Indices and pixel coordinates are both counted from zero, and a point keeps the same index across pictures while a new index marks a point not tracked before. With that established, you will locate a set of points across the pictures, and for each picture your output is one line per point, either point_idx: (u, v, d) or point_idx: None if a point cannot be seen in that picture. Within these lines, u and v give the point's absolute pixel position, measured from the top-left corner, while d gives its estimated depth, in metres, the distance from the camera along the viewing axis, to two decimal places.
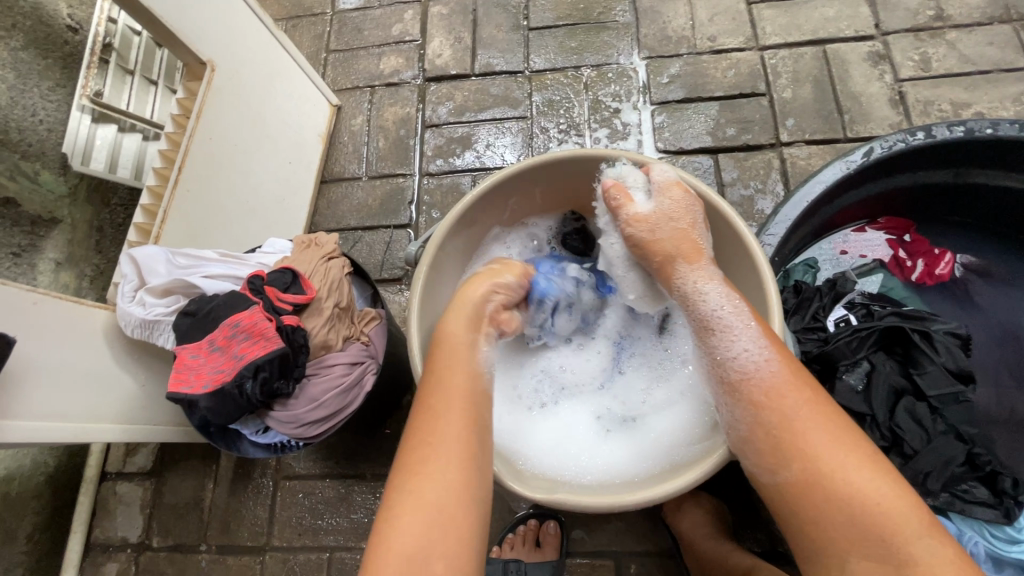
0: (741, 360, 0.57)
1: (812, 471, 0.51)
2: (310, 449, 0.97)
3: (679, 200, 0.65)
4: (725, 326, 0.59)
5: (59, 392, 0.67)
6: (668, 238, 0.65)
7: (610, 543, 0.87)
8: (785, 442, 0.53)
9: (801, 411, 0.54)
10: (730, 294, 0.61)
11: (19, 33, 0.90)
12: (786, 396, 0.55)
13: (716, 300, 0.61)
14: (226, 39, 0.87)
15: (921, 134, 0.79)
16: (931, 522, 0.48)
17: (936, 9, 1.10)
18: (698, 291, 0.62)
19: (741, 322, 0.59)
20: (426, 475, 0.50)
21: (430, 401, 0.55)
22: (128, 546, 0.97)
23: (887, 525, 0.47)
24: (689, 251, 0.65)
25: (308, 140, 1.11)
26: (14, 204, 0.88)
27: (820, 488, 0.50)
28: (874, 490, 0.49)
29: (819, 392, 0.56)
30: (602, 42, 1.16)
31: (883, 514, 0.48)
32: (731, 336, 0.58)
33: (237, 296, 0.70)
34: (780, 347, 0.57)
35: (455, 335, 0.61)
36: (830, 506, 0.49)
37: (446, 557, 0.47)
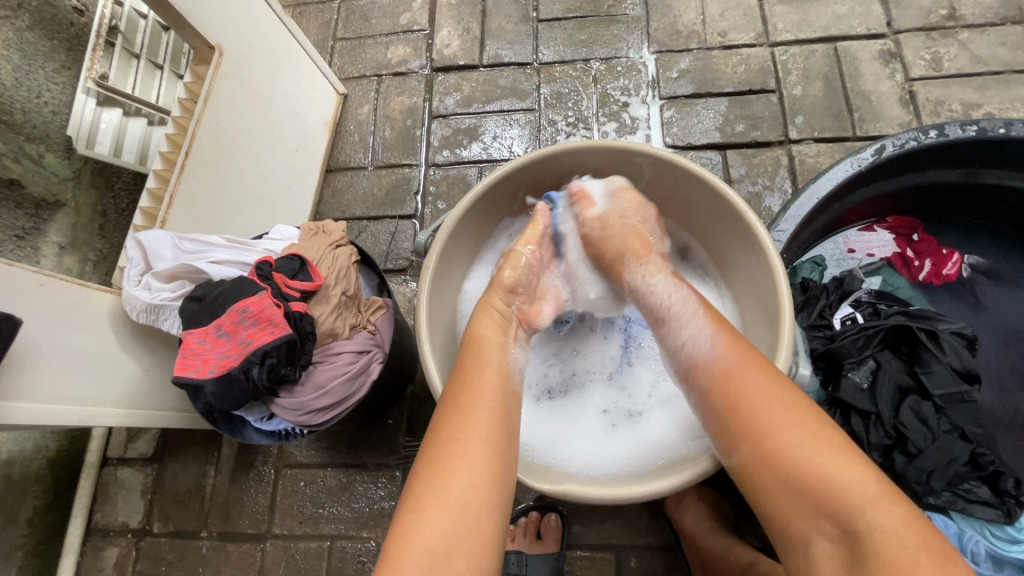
0: (688, 349, 0.59)
1: (765, 452, 0.50)
2: (311, 438, 0.97)
3: (631, 201, 0.72)
4: (674, 316, 0.63)
5: (63, 375, 0.66)
6: (617, 235, 0.71)
7: (610, 536, 0.87)
8: (740, 425, 0.52)
9: (750, 373, 0.53)
10: (677, 285, 0.65)
11: (25, 13, 0.89)
12: (734, 374, 0.54)
13: (664, 292, 0.65)
14: (234, 23, 0.86)
15: (933, 132, 0.79)
16: (887, 491, 0.46)
17: (949, 9, 1.09)
18: (647, 284, 0.67)
19: (686, 312, 0.62)
20: (451, 470, 0.50)
21: (461, 397, 0.55)
22: (129, 531, 0.97)
23: (839, 498, 0.46)
24: (638, 247, 0.70)
25: (314, 129, 1.10)
26: (18, 185, 0.87)
27: (773, 471, 0.49)
28: (834, 470, 0.47)
29: (771, 370, 0.54)
30: (611, 36, 1.15)
31: (842, 492, 0.46)
32: (680, 325, 0.61)
33: (245, 281, 0.69)
34: (728, 335, 0.57)
35: (482, 337, 0.62)
36: (784, 478, 0.49)
37: (468, 556, 0.46)
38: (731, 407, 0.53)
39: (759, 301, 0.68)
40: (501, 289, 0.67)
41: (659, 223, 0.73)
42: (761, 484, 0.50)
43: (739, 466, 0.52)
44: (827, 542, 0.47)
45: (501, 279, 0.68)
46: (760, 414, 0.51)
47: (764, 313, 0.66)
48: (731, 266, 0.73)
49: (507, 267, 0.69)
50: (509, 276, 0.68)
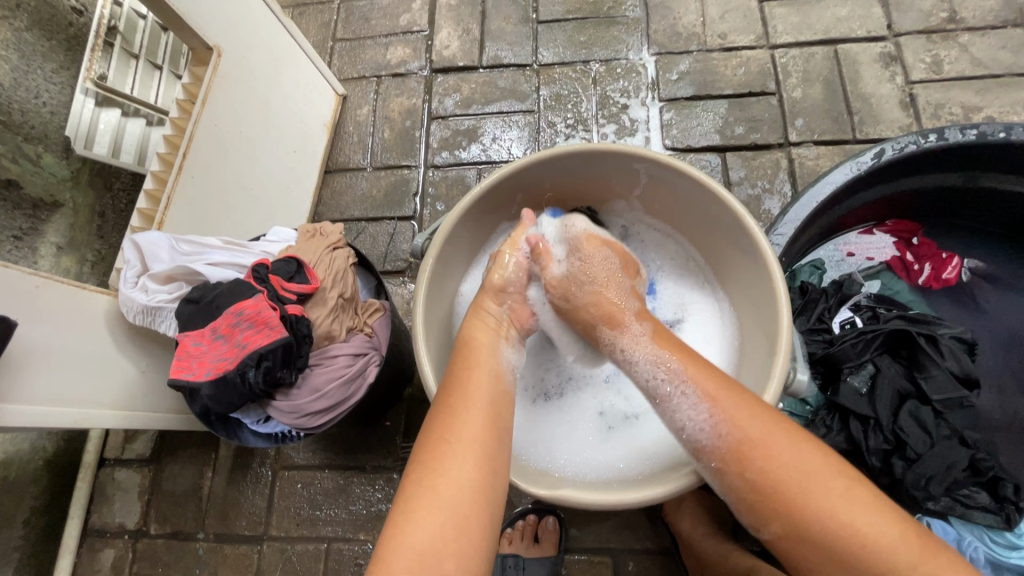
0: (688, 432, 0.56)
1: (800, 523, 0.49)
2: (309, 439, 0.96)
3: (591, 258, 0.70)
4: (664, 396, 0.59)
5: (59, 376, 0.66)
6: (586, 304, 0.68)
7: (608, 539, 0.87)
8: (772, 499, 0.50)
9: (769, 440, 0.52)
10: (659, 355, 0.61)
11: (23, 14, 0.89)
12: (756, 443, 0.52)
13: (648, 371, 0.61)
14: (233, 25, 0.86)
15: (933, 136, 0.78)
16: (921, 541, 0.47)
17: (950, 11, 1.09)
18: (628, 358, 0.64)
19: (676, 387, 0.58)
20: (442, 471, 0.50)
21: (452, 397, 0.55)
22: (125, 532, 0.97)
23: (880, 557, 0.47)
24: (611, 312, 0.67)
25: (312, 129, 1.10)
26: (16, 186, 0.87)
27: (810, 539, 0.49)
28: (871, 530, 0.47)
29: (788, 428, 0.53)
30: (611, 37, 1.15)
31: (882, 552, 0.47)
32: (675, 406, 0.58)
33: (242, 283, 0.69)
34: (723, 402, 0.55)
35: (475, 339, 0.62)
36: (828, 549, 0.48)
37: (457, 557, 0.46)
38: (755, 480, 0.51)
39: (756, 306, 0.67)
40: (491, 291, 0.67)
41: (625, 275, 0.71)
42: (797, 553, 0.50)
43: (776, 537, 0.51)
44: None
45: (492, 281, 0.68)
46: (790, 478, 0.50)
47: (761, 316, 0.66)
48: (728, 270, 0.73)
49: (497, 271, 0.69)
50: (500, 277, 0.68)
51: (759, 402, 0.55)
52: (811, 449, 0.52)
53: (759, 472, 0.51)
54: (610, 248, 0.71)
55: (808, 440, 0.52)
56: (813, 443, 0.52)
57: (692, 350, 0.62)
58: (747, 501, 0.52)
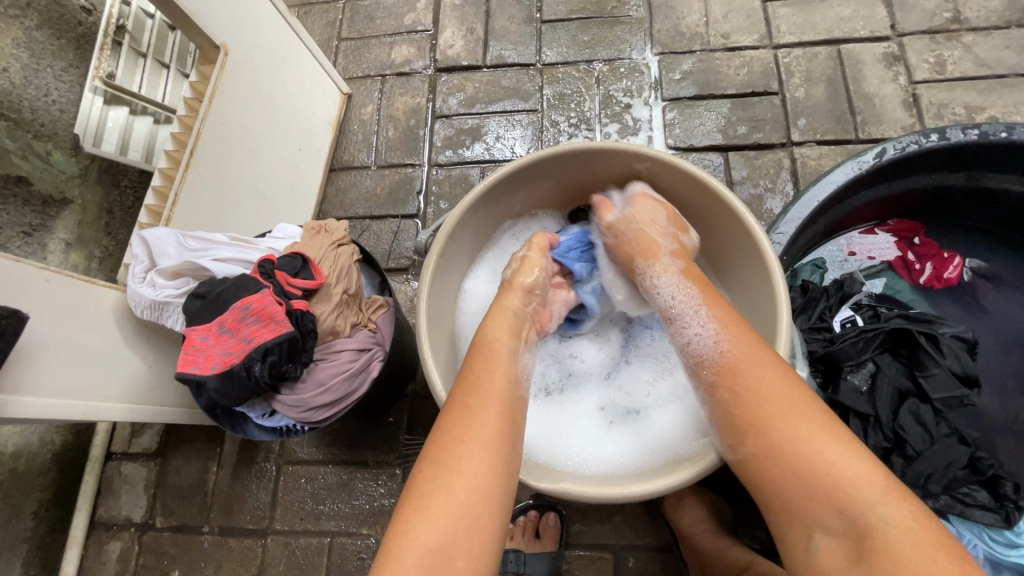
0: (693, 346, 0.61)
1: (770, 443, 0.51)
2: (313, 434, 0.97)
3: (643, 206, 0.72)
4: (678, 315, 0.64)
5: (69, 370, 0.67)
6: (630, 240, 0.71)
7: (608, 536, 0.88)
8: (747, 420, 0.54)
9: (756, 365, 0.55)
10: (682, 285, 0.66)
11: (34, 13, 0.90)
12: (743, 369, 0.56)
13: (670, 293, 0.66)
14: (239, 25, 0.87)
15: (935, 136, 0.79)
16: (895, 489, 0.47)
17: (953, 12, 1.09)
18: (654, 287, 0.68)
19: (690, 310, 0.63)
20: (457, 471, 0.50)
21: (469, 398, 0.55)
22: (132, 525, 0.98)
23: (843, 488, 0.47)
24: (647, 245, 0.70)
25: (317, 128, 1.11)
26: (26, 182, 0.88)
27: (777, 462, 0.51)
28: (839, 462, 0.48)
29: (778, 363, 0.56)
30: (614, 37, 1.16)
31: (846, 484, 0.47)
32: (683, 325, 0.63)
33: (248, 279, 0.70)
34: (734, 328, 0.59)
35: (495, 340, 0.62)
36: (791, 471, 0.50)
37: (468, 556, 0.47)
38: (738, 396, 0.55)
39: (755, 303, 0.68)
40: (520, 290, 0.68)
41: (671, 224, 0.71)
42: (765, 480, 0.52)
43: (745, 459, 0.53)
44: (831, 535, 0.47)
45: (519, 282, 0.69)
46: (766, 397, 0.53)
47: (761, 317, 0.66)
48: (730, 270, 0.74)
49: (520, 272, 0.71)
50: (526, 279, 0.70)
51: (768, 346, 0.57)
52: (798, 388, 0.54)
53: (744, 389, 0.55)
54: (665, 206, 0.72)
55: (795, 380, 0.54)
56: (813, 406, 0.52)
57: (713, 286, 0.65)
58: (743, 460, 0.54)
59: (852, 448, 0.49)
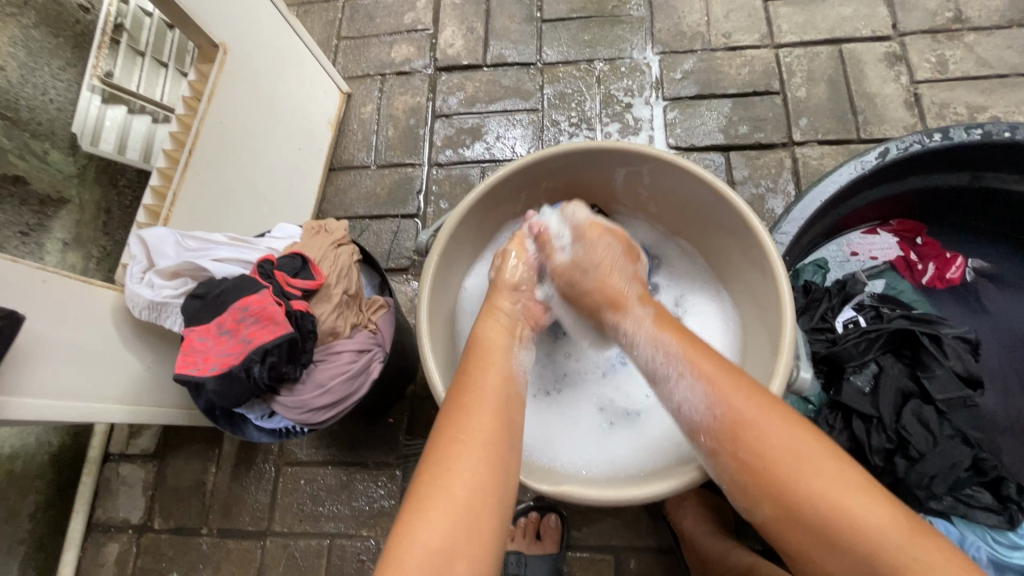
0: (685, 412, 0.57)
1: (791, 505, 0.49)
2: (312, 435, 0.97)
3: (598, 244, 0.69)
4: (664, 377, 0.59)
5: (66, 371, 0.67)
6: (591, 290, 0.68)
7: (610, 537, 0.87)
8: (760, 479, 0.51)
9: (759, 423, 0.52)
10: (657, 336, 0.61)
11: (31, 11, 0.89)
12: (746, 430, 0.52)
13: (648, 350, 0.62)
14: (238, 23, 0.86)
15: (938, 135, 0.78)
16: (916, 532, 0.46)
17: (955, 11, 1.08)
18: (631, 341, 0.64)
19: (675, 370, 0.58)
20: (454, 471, 0.50)
21: (466, 398, 0.55)
22: (130, 527, 0.97)
23: (871, 543, 0.46)
24: (616, 297, 0.67)
25: (317, 127, 1.10)
26: (23, 182, 0.87)
27: (799, 522, 0.49)
28: (863, 514, 0.47)
29: (785, 415, 0.52)
30: (615, 36, 1.15)
31: (873, 537, 0.46)
32: (671, 387, 0.58)
33: (247, 279, 0.69)
34: (720, 387, 0.55)
35: (491, 339, 0.62)
36: (816, 528, 0.48)
37: (468, 558, 0.47)
38: (743, 459, 0.51)
39: (760, 305, 0.67)
40: (507, 289, 0.68)
41: (626, 258, 0.70)
42: (789, 538, 0.50)
43: (767, 520, 0.51)
44: None
45: (505, 280, 0.69)
46: (775, 450, 0.50)
47: (765, 319, 0.66)
48: (733, 271, 0.73)
49: (501, 270, 0.70)
50: (510, 275, 0.69)
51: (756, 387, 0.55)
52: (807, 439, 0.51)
53: (748, 451, 0.51)
54: (614, 237, 0.70)
55: (805, 433, 0.51)
56: (825, 454, 0.50)
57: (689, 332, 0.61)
58: (765, 520, 0.51)
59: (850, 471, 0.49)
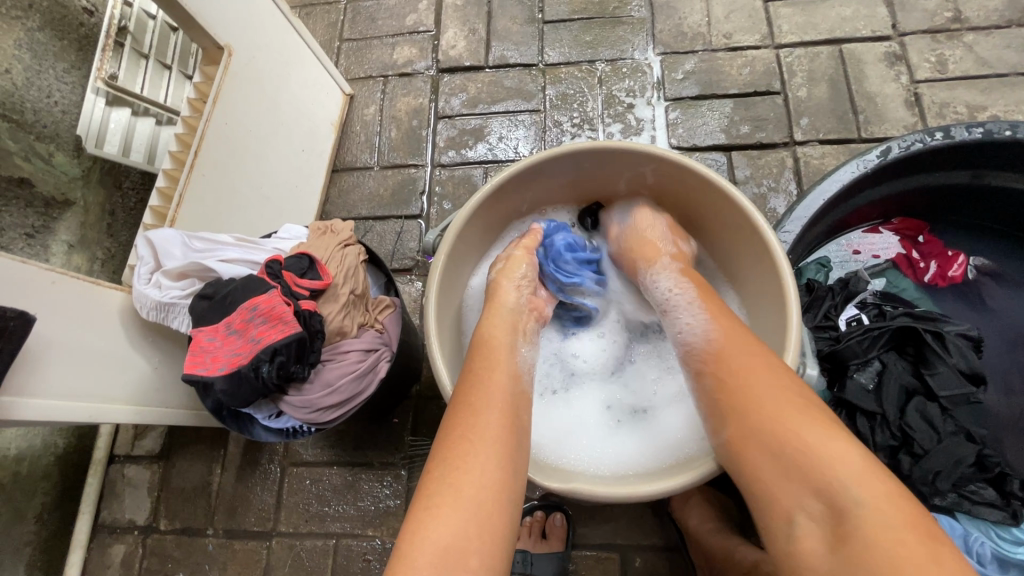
0: (685, 336, 0.64)
1: (751, 427, 0.54)
2: (318, 436, 0.97)
3: (644, 217, 0.77)
4: (674, 307, 0.67)
5: (74, 372, 0.67)
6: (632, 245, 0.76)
7: (615, 535, 0.88)
8: (733, 406, 0.56)
9: (740, 354, 0.58)
10: (679, 281, 0.69)
11: (36, 14, 0.90)
12: (728, 356, 0.59)
13: (667, 289, 0.70)
14: (243, 26, 0.87)
15: (939, 135, 0.79)
16: (871, 466, 0.49)
17: (954, 11, 1.09)
18: (654, 282, 0.72)
19: (684, 302, 0.66)
20: (463, 468, 0.50)
21: (471, 397, 0.55)
22: (136, 528, 0.97)
23: (819, 466, 0.49)
24: (648, 249, 0.74)
25: (320, 129, 1.10)
26: (29, 184, 0.88)
27: (760, 446, 0.53)
28: (819, 444, 0.50)
29: (765, 352, 0.58)
30: (617, 37, 1.16)
31: (824, 464, 0.49)
32: (677, 315, 0.67)
33: (255, 279, 0.70)
34: (720, 318, 0.62)
35: (494, 338, 0.62)
36: (774, 452, 0.52)
37: (480, 553, 0.47)
38: (722, 383, 0.58)
39: (766, 300, 0.68)
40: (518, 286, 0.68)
41: (672, 232, 0.76)
42: (749, 462, 0.54)
43: (730, 444, 0.56)
44: (811, 518, 0.49)
45: (504, 281, 0.70)
46: (748, 378, 0.56)
47: (770, 316, 0.67)
48: (737, 268, 0.74)
49: (505, 273, 0.71)
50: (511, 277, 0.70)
51: (752, 334, 0.60)
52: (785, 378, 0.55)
53: (728, 377, 0.58)
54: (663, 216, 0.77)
55: (783, 372, 0.56)
56: (794, 390, 0.54)
57: (711, 289, 0.68)
58: (727, 447, 0.56)
59: (831, 430, 0.51)
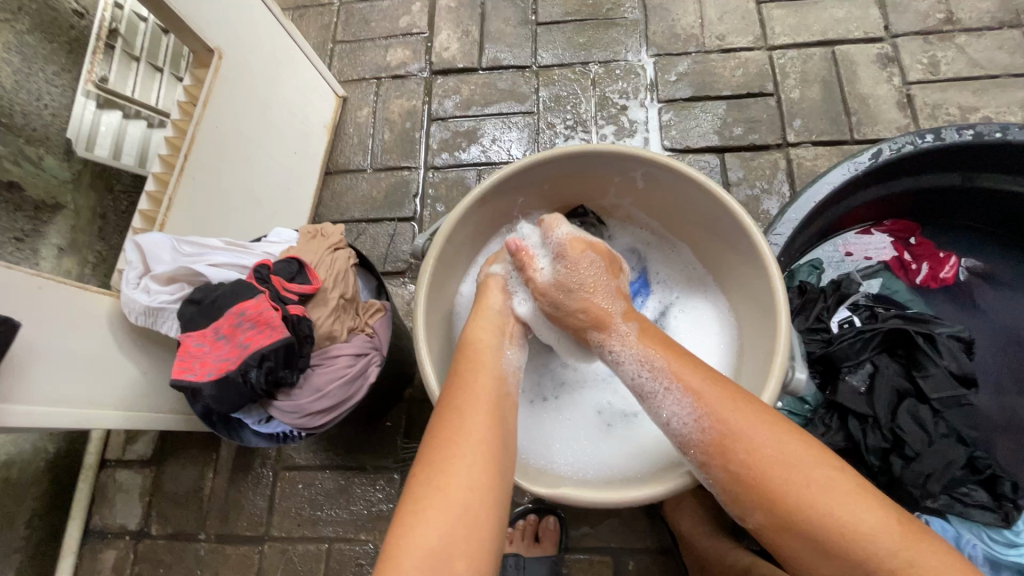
0: (672, 426, 0.57)
1: (788, 515, 0.49)
2: (310, 440, 0.97)
3: (579, 261, 0.67)
4: (650, 392, 0.59)
5: (62, 378, 0.66)
6: (573, 308, 0.66)
7: (608, 538, 0.87)
8: (755, 493, 0.51)
9: (747, 439, 0.52)
10: (646, 355, 0.61)
11: (25, 17, 0.89)
12: (736, 444, 0.52)
13: (635, 368, 0.61)
14: (233, 28, 0.86)
15: (930, 136, 0.79)
16: (904, 528, 0.47)
17: (947, 13, 1.09)
18: (617, 358, 0.63)
19: (662, 387, 0.58)
20: (450, 472, 0.50)
21: (458, 400, 0.55)
22: (127, 533, 0.97)
23: (861, 548, 0.47)
24: (600, 316, 0.65)
25: (313, 131, 1.10)
26: (18, 188, 0.87)
27: (800, 534, 0.49)
28: (857, 521, 0.47)
29: (772, 423, 0.52)
30: (610, 39, 1.16)
31: (866, 543, 0.47)
32: (659, 404, 0.58)
33: (243, 284, 0.69)
34: (704, 400, 0.55)
35: (480, 340, 0.63)
36: (814, 538, 0.48)
37: (467, 557, 0.47)
38: (735, 472, 0.52)
39: (755, 305, 0.68)
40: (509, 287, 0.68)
41: (610, 276, 0.68)
42: (787, 546, 0.50)
43: (761, 528, 0.52)
44: None
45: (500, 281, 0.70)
46: (763, 463, 0.51)
47: (759, 321, 0.67)
48: (728, 273, 0.74)
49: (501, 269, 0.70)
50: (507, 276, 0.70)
51: (747, 399, 0.54)
52: (796, 444, 0.51)
53: (741, 463, 0.51)
54: (598, 253, 0.69)
55: (793, 443, 0.51)
56: (813, 462, 0.50)
57: (677, 348, 0.61)
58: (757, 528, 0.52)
59: (859, 498, 0.49)
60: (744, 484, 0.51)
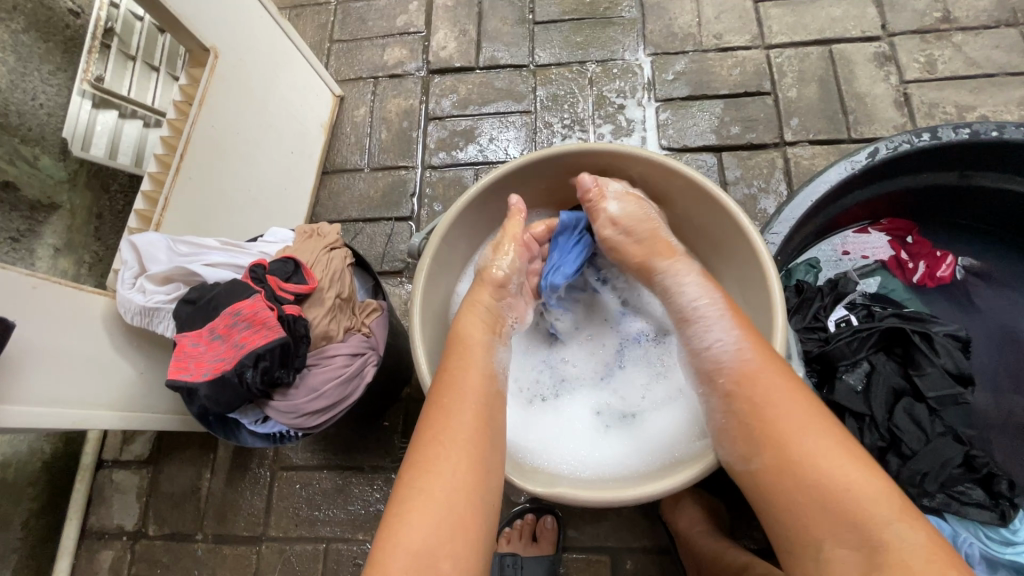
0: (714, 351, 0.60)
1: (785, 455, 0.53)
2: (307, 439, 0.97)
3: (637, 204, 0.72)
4: (701, 317, 0.63)
5: (57, 378, 0.66)
6: (643, 239, 0.71)
7: (606, 538, 0.87)
8: (759, 432, 0.55)
9: (769, 379, 0.56)
10: (707, 288, 0.65)
11: (20, 15, 0.89)
12: (758, 382, 0.56)
13: (693, 293, 0.65)
14: (228, 27, 0.86)
15: (927, 135, 0.79)
16: (904, 507, 0.49)
17: (944, 11, 1.09)
18: (678, 283, 0.67)
19: (715, 313, 0.62)
20: (434, 472, 0.50)
21: (444, 398, 0.55)
22: (124, 533, 0.97)
23: (852, 502, 0.49)
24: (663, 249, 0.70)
25: (310, 131, 1.10)
26: (13, 188, 0.87)
27: (794, 477, 0.52)
28: (852, 477, 0.50)
29: (792, 378, 0.57)
30: (607, 38, 1.16)
31: (857, 498, 0.49)
32: (705, 328, 0.62)
33: (238, 284, 0.69)
34: (753, 337, 0.59)
35: (469, 337, 0.62)
36: (805, 479, 0.51)
37: (452, 556, 0.47)
38: (749, 408, 0.56)
39: (750, 307, 0.68)
40: (491, 284, 0.68)
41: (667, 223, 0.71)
42: (778, 487, 0.53)
43: (756, 471, 0.55)
44: (841, 548, 0.49)
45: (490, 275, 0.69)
46: (774, 404, 0.55)
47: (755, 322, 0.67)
48: (723, 274, 0.74)
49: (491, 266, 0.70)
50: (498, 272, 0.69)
51: (777, 355, 0.59)
52: (810, 403, 0.55)
53: (755, 402, 0.56)
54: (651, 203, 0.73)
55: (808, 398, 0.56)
56: (821, 420, 0.54)
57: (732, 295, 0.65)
58: (754, 471, 0.55)
59: (860, 465, 0.51)
60: (754, 419, 0.55)
